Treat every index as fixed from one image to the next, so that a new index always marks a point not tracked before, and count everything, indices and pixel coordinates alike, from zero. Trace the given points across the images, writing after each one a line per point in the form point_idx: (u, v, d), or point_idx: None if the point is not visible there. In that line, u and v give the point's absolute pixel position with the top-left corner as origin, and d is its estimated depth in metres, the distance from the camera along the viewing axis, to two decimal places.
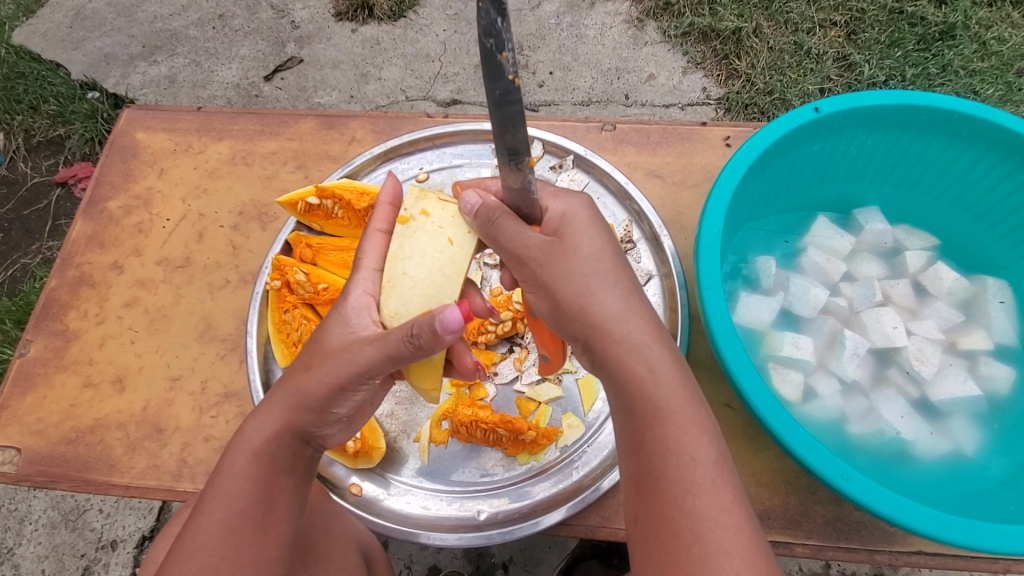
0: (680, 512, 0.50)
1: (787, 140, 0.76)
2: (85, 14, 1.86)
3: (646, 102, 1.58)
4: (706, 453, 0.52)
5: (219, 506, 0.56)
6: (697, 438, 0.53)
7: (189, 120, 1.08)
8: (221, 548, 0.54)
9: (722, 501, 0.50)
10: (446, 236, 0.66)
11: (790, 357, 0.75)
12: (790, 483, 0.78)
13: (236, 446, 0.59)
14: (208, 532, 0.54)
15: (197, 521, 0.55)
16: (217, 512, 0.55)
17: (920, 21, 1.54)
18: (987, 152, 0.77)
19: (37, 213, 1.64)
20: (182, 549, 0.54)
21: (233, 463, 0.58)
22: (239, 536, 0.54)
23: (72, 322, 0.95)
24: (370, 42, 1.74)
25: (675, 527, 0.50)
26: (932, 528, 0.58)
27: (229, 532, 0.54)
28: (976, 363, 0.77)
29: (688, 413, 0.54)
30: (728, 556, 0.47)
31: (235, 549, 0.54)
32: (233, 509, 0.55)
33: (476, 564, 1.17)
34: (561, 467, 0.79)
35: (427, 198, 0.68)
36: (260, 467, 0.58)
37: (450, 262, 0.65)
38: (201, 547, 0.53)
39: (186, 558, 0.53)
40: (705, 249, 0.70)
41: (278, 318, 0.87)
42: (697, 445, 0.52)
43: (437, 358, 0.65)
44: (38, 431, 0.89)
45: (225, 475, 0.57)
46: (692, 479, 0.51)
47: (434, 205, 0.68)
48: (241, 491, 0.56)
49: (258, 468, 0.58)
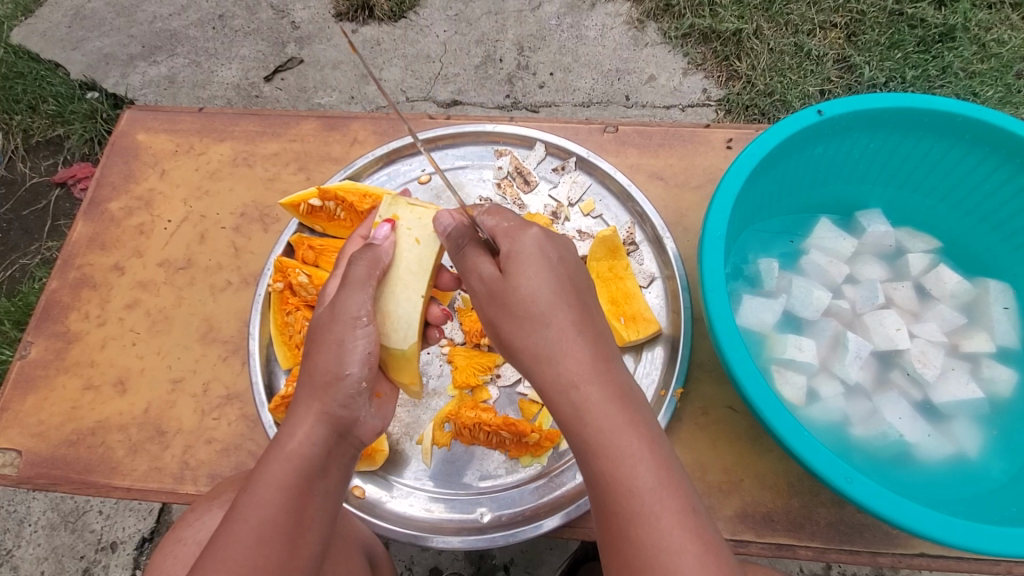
0: (625, 542, 0.51)
1: (791, 141, 0.76)
2: (84, 13, 1.85)
3: (646, 104, 1.59)
4: (641, 479, 0.52)
5: (252, 515, 0.55)
6: (632, 468, 0.53)
7: (190, 121, 1.08)
8: (253, 559, 0.53)
9: (662, 526, 0.50)
10: (413, 236, 0.73)
11: (793, 360, 0.75)
12: (794, 486, 0.78)
13: (274, 451, 0.60)
14: (242, 540, 0.54)
15: (230, 528, 0.55)
16: (250, 521, 0.55)
17: (920, 23, 1.54)
18: (989, 155, 0.77)
19: (36, 213, 1.64)
20: (211, 558, 0.53)
21: (267, 471, 0.59)
22: (270, 547, 0.54)
23: (73, 324, 0.95)
24: (371, 42, 1.74)
25: (623, 557, 0.51)
26: (938, 532, 0.58)
27: (261, 542, 0.54)
28: (978, 366, 0.77)
29: (608, 449, 0.54)
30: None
31: (265, 560, 0.53)
32: (264, 518, 0.55)
33: (476, 565, 1.16)
34: (563, 471, 0.79)
35: (398, 204, 0.76)
36: (293, 476, 0.58)
37: (416, 260, 0.72)
38: (234, 557, 0.53)
39: (216, 565, 0.52)
40: (709, 252, 0.70)
41: (280, 319, 0.86)
42: (630, 475, 0.52)
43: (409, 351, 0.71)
44: (39, 434, 0.88)
45: (262, 482, 0.58)
46: (629, 510, 0.52)
47: (404, 210, 0.75)
48: (275, 500, 0.57)
49: (292, 478, 0.58)
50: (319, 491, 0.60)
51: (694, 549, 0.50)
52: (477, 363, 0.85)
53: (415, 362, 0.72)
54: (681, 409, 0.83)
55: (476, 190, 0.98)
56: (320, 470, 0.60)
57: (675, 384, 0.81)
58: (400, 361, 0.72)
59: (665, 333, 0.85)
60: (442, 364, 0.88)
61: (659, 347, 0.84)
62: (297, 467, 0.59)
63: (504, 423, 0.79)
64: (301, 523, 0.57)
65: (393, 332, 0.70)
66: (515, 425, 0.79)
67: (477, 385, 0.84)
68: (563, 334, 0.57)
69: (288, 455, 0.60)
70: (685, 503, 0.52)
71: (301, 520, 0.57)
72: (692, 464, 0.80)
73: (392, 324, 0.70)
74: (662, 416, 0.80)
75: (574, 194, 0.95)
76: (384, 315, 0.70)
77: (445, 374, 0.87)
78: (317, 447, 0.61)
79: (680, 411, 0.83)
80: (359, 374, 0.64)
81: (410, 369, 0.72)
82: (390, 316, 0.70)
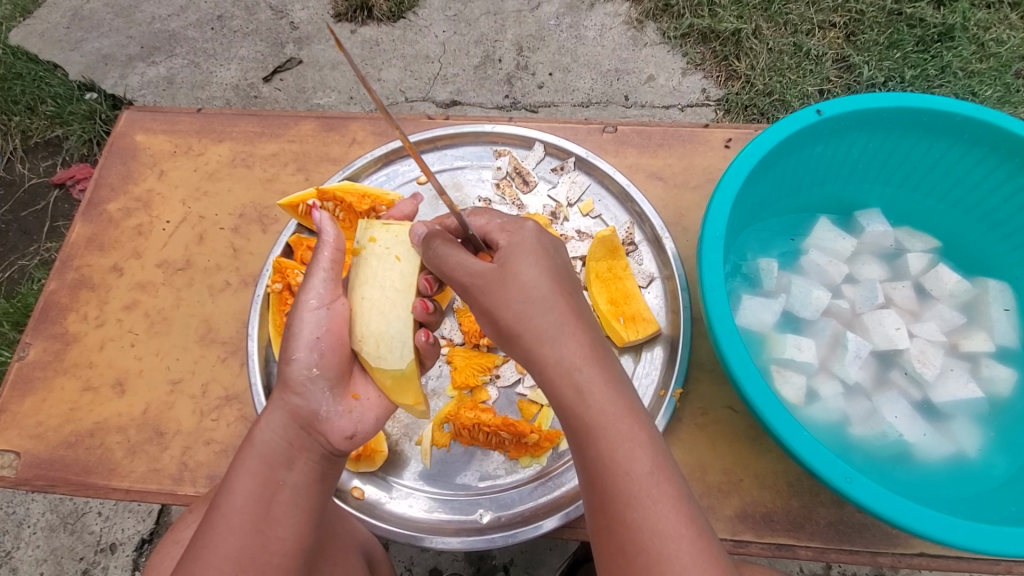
0: (617, 523, 0.52)
1: (790, 141, 0.76)
2: (83, 14, 1.85)
3: (646, 103, 1.59)
4: (639, 463, 0.53)
5: (222, 504, 0.58)
6: (631, 451, 0.53)
7: (189, 122, 1.08)
8: (224, 549, 0.55)
9: (656, 510, 0.51)
10: (393, 254, 0.71)
11: (792, 360, 0.75)
12: (793, 485, 0.78)
13: (248, 449, 0.63)
14: (213, 529, 0.56)
15: (207, 523, 0.57)
16: (220, 510, 0.58)
17: (918, 22, 1.54)
18: (987, 154, 0.77)
19: (35, 214, 1.63)
20: (189, 550, 0.56)
21: (237, 463, 0.61)
22: (240, 534, 0.56)
23: (71, 325, 0.95)
24: (370, 43, 1.74)
25: (615, 538, 0.51)
26: (938, 532, 0.58)
27: (231, 531, 0.56)
28: (977, 365, 0.77)
29: (607, 429, 0.54)
30: (667, 564, 0.48)
31: (239, 550, 0.55)
32: (234, 506, 0.57)
33: (476, 566, 1.16)
34: (561, 472, 0.79)
35: (373, 226, 0.73)
36: (259, 465, 0.61)
37: (400, 278, 0.70)
38: (207, 544, 0.55)
39: (192, 554, 0.55)
40: (708, 253, 0.70)
41: (278, 320, 0.86)
42: (627, 458, 0.53)
43: (409, 370, 0.69)
44: (38, 435, 0.88)
45: (234, 476, 0.60)
46: (625, 493, 0.52)
47: (379, 231, 0.72)
48: (244, 490, 0.59)
49: (258, 466, 0.61)
50: (287, 481, 0.61)
51: (689, 533, 0.50)
52: (477, 363, 0.85)
53: (415, 382, 0.70)
54: (681, 409, 0.83)
55: (475, 190, 0.98)
56: (285, 459, 0.62)
57: (674, 384, 0.81)
58: (400, 382, 0.69)
59: (664, 333, 0.85)
60: (441, 364, 0.87)
61: (658, 347, 0.84)
62: (263, 454, 0.62)
63: (504, 423, 0.79)
64: (271, 507, 0.59)
65: (389, 354, 0.68)
66: (514, 426, 0.79)
67: (476, 386, 0.84)
68: (557, 334, 0.57)
69: (251, 446, 0.63)
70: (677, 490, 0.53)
71: (270, 505, 0.59)
72: (691, 464, 0.80)
73: (387, 346, 0.68)
74: (661, 416, 0.80)
75: (574, 194, 0.95)
76: (378, 338, 0.68)
77: (444, 375, 0.86)
78: (279, 436, 0.64)
79: (680, 412, 0.83)
80: (307, 359, 0.66)
81: (412, 390, 0.70)
82: (383, 337, 0.68)
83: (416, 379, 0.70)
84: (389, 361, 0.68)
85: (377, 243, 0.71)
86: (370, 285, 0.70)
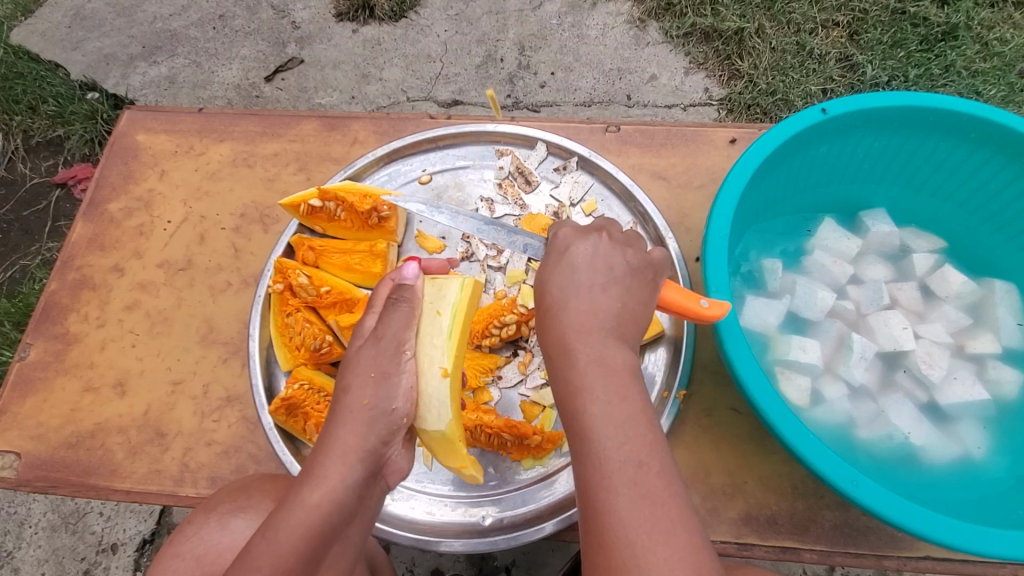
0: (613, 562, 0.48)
1: (794, 141, 0.76)
2: (85, 14, 1.85)
3: (648, 103, 1.58)
4: None
5: (271, 556, 0.54)
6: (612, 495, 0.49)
7: (190, 121, 1.07)
8: None
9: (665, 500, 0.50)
10: (434, 309, 0.69)
11: (797, 361, 0.74)
12: (797, 488, 0.77)
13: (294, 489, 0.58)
14: None
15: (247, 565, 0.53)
16: (269, 562, 0.54)
17: (922, 21, 1.53)
18: (994, 153, 0.76)
19: (36, 213, 1.63)
20: None
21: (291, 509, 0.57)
22: None
23: (72, 326, 0.95)
24: (371, 42, 1.73)
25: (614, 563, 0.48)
26: (946, 535, 0.57)
27: None
28: (984, 367, 0.76)
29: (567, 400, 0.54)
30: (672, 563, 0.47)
31: None
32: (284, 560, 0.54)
33: (478, 566, 1.16)
34: (565, 473, 0.78)
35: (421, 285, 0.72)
36: (319, 514, 0.57)
37: (440, 331, 0.67)
38: None
39: None
40: (713, 253, 0.69)
41: (280, 321, 0.86)
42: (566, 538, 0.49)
43: (454, 433, 0.67)
44: (38, 436, 0.88)
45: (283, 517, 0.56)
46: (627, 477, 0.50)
47: (426, 286, 0.71)
48: (287, 503, 0.57)
49: (310, 499, 0.58)
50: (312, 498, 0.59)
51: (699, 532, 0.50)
52: (491, 312, 0.85)
53: (459, 445, 0.68)
54: (685, 411, 0.82)
55: (477, 190, 0.97)
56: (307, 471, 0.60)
57: (677, 386, 0.80)
58: (445, 444, 0.68)
59: (668, 334, 0.84)
60: None
61: (661, 348, 0.84)
62: (326, 493, 0.59)
63: (507, 425, 0.78)
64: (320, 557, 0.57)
65: (429, 416, 0.66)
66: (517, 427, 0.78)
67: (478, 388, 0.84)
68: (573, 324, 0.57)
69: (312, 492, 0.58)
70: (619, 462, 0.50)
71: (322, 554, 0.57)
72: (694, 466, 0.79)
73: (427, 406, 0.66)
74: None
75: (577, 195, 0.94)
76: (420, 399, 0.66)
77: None
78: None
79: (684, 413, 0.82)
80: None
81: (458, 451, 0.68)
82: (424, 397, 0.65)
83: (459, 443, 0.68)
84: (427, 427, 0.66)
85: (424, 300, 0.70)
86: (422, 342, 0.67)
